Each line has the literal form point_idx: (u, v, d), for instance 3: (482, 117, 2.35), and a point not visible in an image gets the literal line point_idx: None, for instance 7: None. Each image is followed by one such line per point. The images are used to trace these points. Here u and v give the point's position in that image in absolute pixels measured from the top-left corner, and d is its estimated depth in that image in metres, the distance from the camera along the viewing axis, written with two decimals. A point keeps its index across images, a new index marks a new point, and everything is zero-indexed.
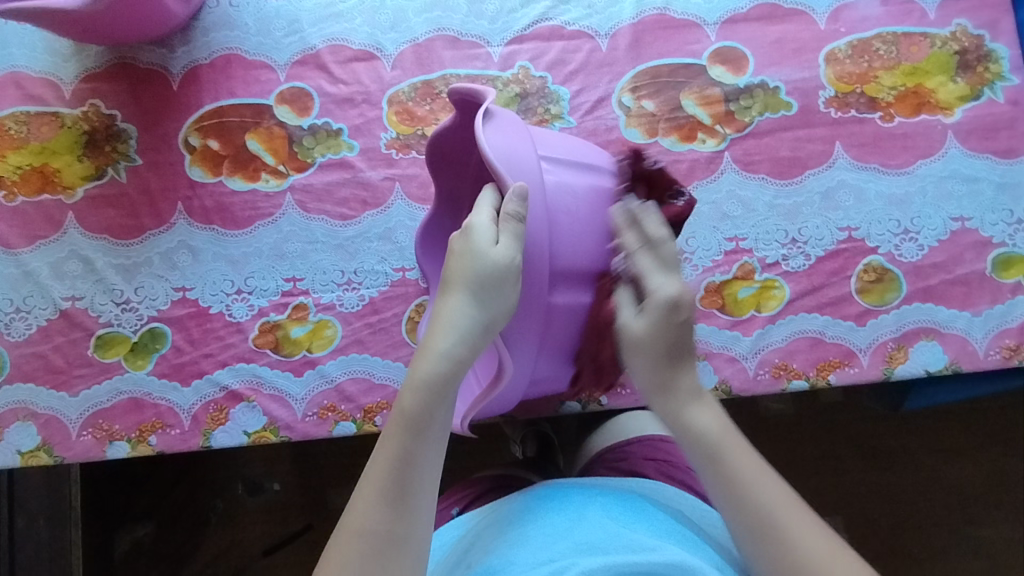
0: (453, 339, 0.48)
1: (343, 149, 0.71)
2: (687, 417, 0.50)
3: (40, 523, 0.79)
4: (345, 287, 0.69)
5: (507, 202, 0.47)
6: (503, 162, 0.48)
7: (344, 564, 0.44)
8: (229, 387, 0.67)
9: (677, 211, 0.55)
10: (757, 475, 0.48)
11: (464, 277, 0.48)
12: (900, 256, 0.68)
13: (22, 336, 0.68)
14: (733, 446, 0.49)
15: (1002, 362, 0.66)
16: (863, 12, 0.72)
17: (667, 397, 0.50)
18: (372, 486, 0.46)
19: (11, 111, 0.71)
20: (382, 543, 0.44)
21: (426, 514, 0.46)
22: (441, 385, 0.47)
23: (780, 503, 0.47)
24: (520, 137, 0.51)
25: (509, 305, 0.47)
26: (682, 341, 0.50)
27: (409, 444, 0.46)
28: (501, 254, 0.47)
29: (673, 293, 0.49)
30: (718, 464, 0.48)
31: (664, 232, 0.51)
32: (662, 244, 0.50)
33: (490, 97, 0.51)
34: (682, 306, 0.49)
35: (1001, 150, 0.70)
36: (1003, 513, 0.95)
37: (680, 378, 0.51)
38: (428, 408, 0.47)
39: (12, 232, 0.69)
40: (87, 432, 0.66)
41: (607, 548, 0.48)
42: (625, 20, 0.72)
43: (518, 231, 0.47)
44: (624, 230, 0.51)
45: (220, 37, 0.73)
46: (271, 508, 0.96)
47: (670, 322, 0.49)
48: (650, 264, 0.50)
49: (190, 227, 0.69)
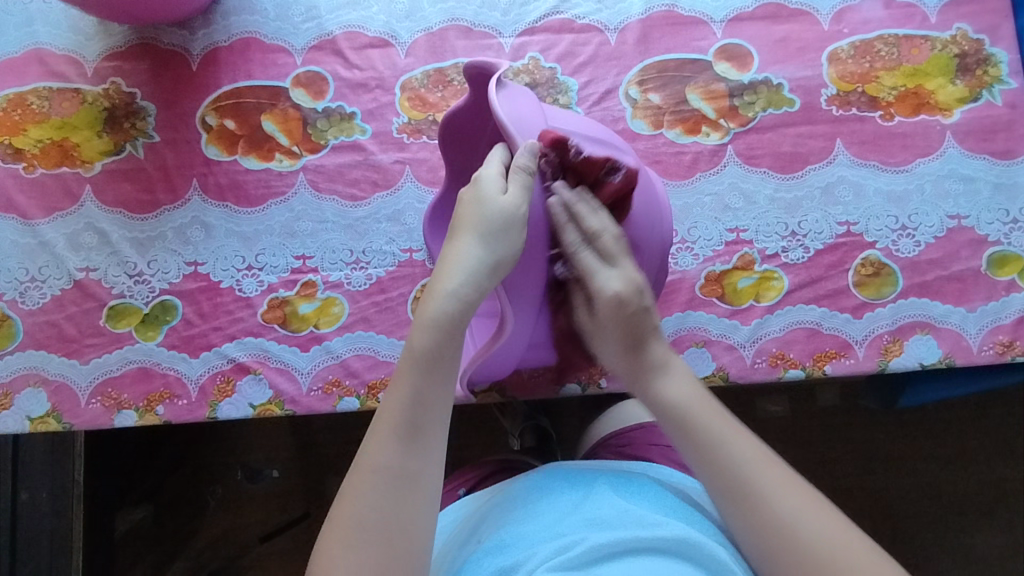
0: (460, 279, 0.49)
1: (356, 132, 0.72)
2: (657, 394, 0.52)
3: (44, 497, 0.78)
4: (353, 266, 0.70)
5: (518, 157, 0.49)
6: (516, 125, 0.51)
7: (358, 499, 0.45)
8: (237, 360, 0.68)
9: (614, 190, 0.53)
10: (727, 433, 0.50)
11: (472, 222, 0.50)
12: (897, 251, 0.69)
13: (37, 305, 0.69)
14: (706, 411, 0.51)
15: (995, 357, 0.67)
16: (865, 15, 0.74)
17: (634, 380, 0.54)
18: (386, 422, 0.47)
19: (34, 87, 0.73)
20: (394, 479, 0.45)
21: (437, 453, 0.47)
22: (451, 324, 0.48)
23: (753, 459, 0.49)
24: (531, 105, 0.53)
25: (514, 250, 0.49)
26: (640, 327, 0.53)
27: (421, 385, 0.48)
28: (511, 202, 0.49)
29: (616, 288, 0.52)
30: (689, 433, 0.50)
31: (601, 223, 0.52)
32: (601, 236, 0.52)
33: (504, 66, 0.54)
34: (628, 298, 0.52)
35: (999, 151, 0.71)
36: (996, 520, 0.96)
37: (645, 359, 0.53)
38: (439, 345, 0.48)
39: (31, 204, 0.71)
40: (96, 400, 0.67)
41: (614, 523, 0.49)
42: (634, 16, 0.74)
43: (526, 183, 0.49)
44: (563, 228, 0.52)
45: (240, 20, 0.75)
46: (270, 494, 0.97)
47: (618, 314, 0.53)
48: (594, 259, 0.52)
49: (204, 203, 0.71)
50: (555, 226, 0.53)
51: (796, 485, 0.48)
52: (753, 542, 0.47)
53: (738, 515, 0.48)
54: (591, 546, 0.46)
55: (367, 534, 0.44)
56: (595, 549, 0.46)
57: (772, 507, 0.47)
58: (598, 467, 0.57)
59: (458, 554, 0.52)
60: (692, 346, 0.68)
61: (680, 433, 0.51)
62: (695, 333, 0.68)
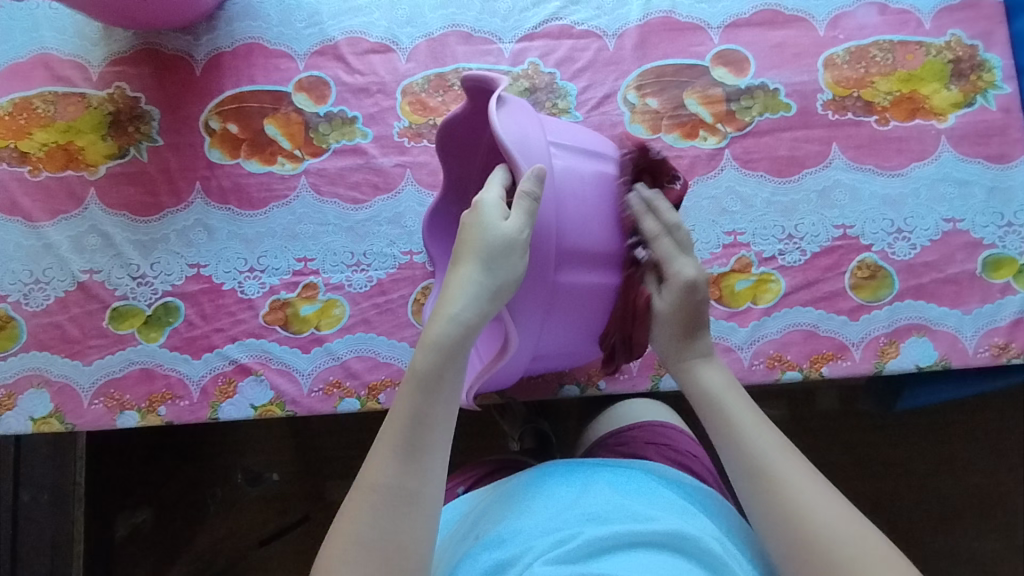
0: (462, 303, 0.49)
1: (357, 136, 0.73)
2: (698, 376, 0.56)
3: (44, 499, 0.79)
4: (354, 269, 0.71)
5: (523, 182, 0.49)
6: (516, 145, 0.51)
7: (357, 517, 0.46)
8: (239, 361, 0.69)
9: (676, 195, 0.58)
10: (752, 426, 0.52)
11: (474, 248, 0.50)
12: (892, 254, 0.70)
13: (40, 306, 0.70)
14: (734, 399, 0.54)
15: (991, 359, 0.68)
16: (861, 21, 0.75)
17: (678, 360, 0.57)
18: (387, 443, 0.47)
19: (39, 91, 0.74)
20: (392, 498, 0.46)
21: (437, 471, 0.47)
22: (453, 347, 0.49)
23: (773, 449, 0.50)
24: (532, 123, 0.53)
25: (515, 274, 0.50)
26: (700, 317, 0.57)
27: (422, 405, 0.48)
28: (512, 227, 0.49)
29: (690, 275, 0.55)
30: (720, 413, 0.53)
31: (678, 217, 0.56)
32: (679, 229, 0.56)
33: (502, 84, 0.53)
34: (699, 286, 0.55)
35: (993, 155, 0.72)
36: (993, 523, 0.96)
37: (695, 346, 0.57)
38: (440, 367, 0.48)
39: (35, 207, 0.72)
40: (98, 401, 0.68)
41: (612, 518, 0.49)
42: (632, 22, 0.75)
43: (530, 209, 0.49)
44: (642, 217, 0.56)
45: (243, 26, 0.76)
46: (270, 497, 0.97)
47: (687, 301, 0.56)
48: (671, 248, 0.56)
49: (207, 206, 0.72)
50: (633, 213, 0.56)
51: (816, 482, 0.49)
52: (770, 533, 0.48)
53: (756, 503, 0.49)
54: (587, 540, 0.47)
55: (365, 552, 0.44)
56: (593, 543, 0.47)
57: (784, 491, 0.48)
58: (597, 463, 0.57)
59: (457, 549, 0.52)
60: None
61: (709, 411, 0.54)
62: None
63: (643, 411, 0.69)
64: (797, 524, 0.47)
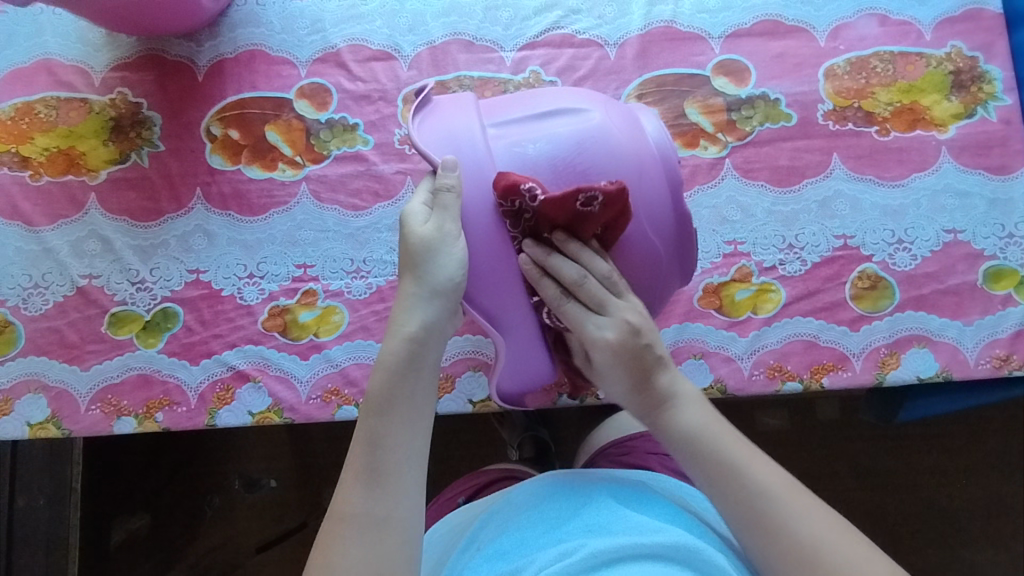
0: (407, 320, 0.50)
1: (358, 143, 0.73)
2: (672, 426, 0.52)
3: (40, 504, 0.78)
4: (354, 275, 0.71)
5: (440, 177, 0.51)
6: (436, 144, 0.53)
7: (331, 547, 0.44)
8: (236, 367, 0.68)
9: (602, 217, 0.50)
10: (745, 457, 0.50)
11: (408, 263, 0.51)
12: (893, 264, 0.70)
13: (39, 311, 0.70)
14: (719, 436, 0.51)
15: (992, 371, 0.67)
16: (861, 32, 0.75)
17: (647, 414, 0.53)
18: (350, 472, 0.47)
19: (42, 96, 0.74)
20: (366, 524, 0.45)
21: (406, 493, 0.46)
22: (400, 364, 0.49)
23: (772, 484, 0.48)
24: (457, 112, 0.55)
25: (448, 271, 0.50)
26: (646, 364, 0.52)
27: (378, 426, 0.48)
28: (432, 226, 0.51)
29: (609, 336, 0.51)
30: (701, 460, 0.50)
31: (577, 275, 0.51)
32: (581, 286, 0.51)
33: (425, 89, 0.57)
34: (623, 342, 0.51)
35: (994, 166, 0.72)
36: (993, 535, 0.96)
37: (655, 396, 0.53)
38: (392, 385, 0.49)
39: (35, 211, 0.72)
40: (95, 406, 0.68)
41: (614, 529, 0.49)
42: (634, 31, 0.75)
43: (450, 200, 0.51)
44: (540, 283, 0.52)
45: (246, 33, 0.76)
46: (267, 505, 0.96)
47: (619, 357, 0.52)
48: (579, 310, 0.52)
49: (207, 211, 0.72)
50: (532, 281, 0.52)
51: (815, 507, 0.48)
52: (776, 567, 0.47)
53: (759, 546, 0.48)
54: (590, 551, 0.46)
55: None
56: (596, 555, 0.46)
57: (790, 531, 0.47)
58: (591, 475, 0.56)
59: (458, 562, 0.52)
60: (691, 358, 0.68)
61: (692, 461, 0.51)
62: (694, 345, 0.68)
63: (644, 420, 0.68)
64: (806, 557, 0.46)
